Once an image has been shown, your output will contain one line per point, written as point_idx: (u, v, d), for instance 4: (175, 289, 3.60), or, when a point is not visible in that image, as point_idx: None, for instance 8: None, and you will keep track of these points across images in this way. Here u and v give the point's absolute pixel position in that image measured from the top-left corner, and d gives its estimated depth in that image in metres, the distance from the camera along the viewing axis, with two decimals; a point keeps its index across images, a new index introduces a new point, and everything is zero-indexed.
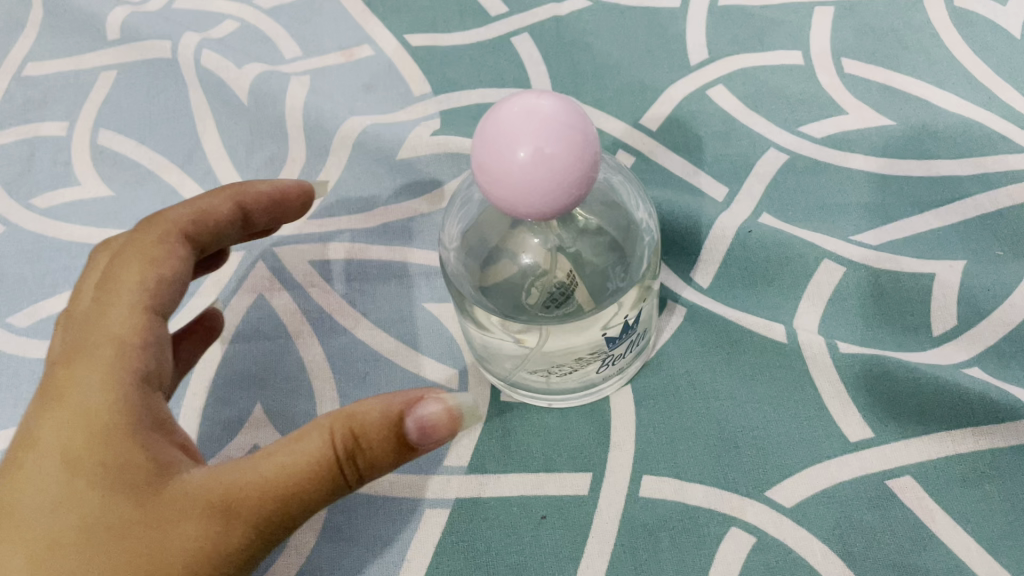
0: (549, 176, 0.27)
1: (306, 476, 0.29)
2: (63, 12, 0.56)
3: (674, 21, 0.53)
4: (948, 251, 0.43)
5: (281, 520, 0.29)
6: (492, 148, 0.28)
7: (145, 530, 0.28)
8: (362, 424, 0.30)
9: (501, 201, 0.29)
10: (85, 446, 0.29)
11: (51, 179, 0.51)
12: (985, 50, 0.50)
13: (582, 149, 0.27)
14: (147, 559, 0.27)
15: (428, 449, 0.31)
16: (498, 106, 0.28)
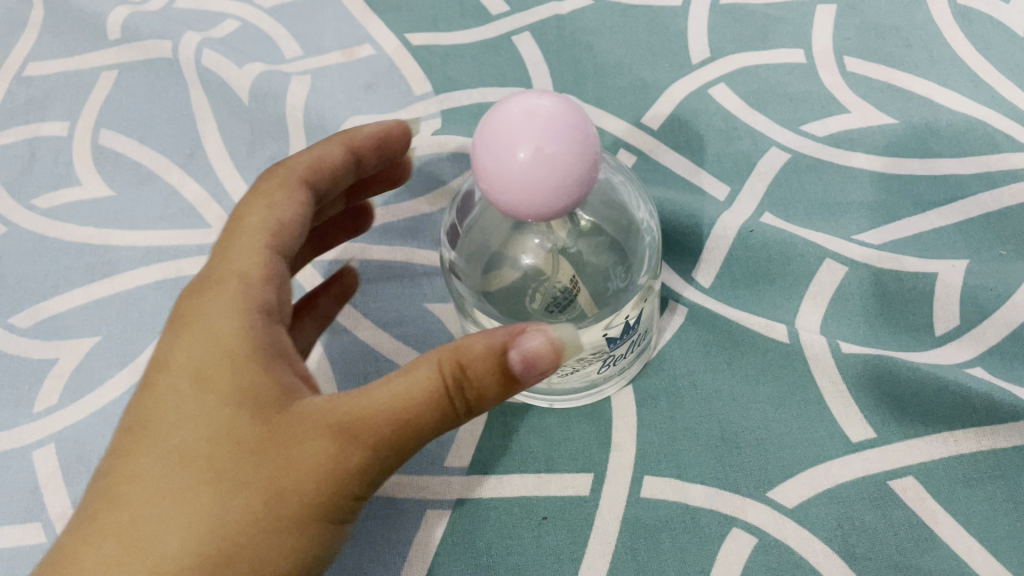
0: (549, 178, 0.27)
1: (416, 405, 0.28)
2: (63, 12, 0.56)
3: (676, 20, 0.52)
4: (951, 251, 0.43)
5: (402, 445, 0.28)
6: (492, 148, 0.28)
7: (271, 449, 0.28)
8: (467, 356, 0.28)
9: (500, 202, 0.28)
10: (215, 369, 0.30)
11: (52, 179, 0.51)
12: (989, 49, 0.49)
13: (583, 150, 0.27)
14: (278, 474, 0.28)
15: (533, 383, 0.29)
16: (498, 105, 0.28)
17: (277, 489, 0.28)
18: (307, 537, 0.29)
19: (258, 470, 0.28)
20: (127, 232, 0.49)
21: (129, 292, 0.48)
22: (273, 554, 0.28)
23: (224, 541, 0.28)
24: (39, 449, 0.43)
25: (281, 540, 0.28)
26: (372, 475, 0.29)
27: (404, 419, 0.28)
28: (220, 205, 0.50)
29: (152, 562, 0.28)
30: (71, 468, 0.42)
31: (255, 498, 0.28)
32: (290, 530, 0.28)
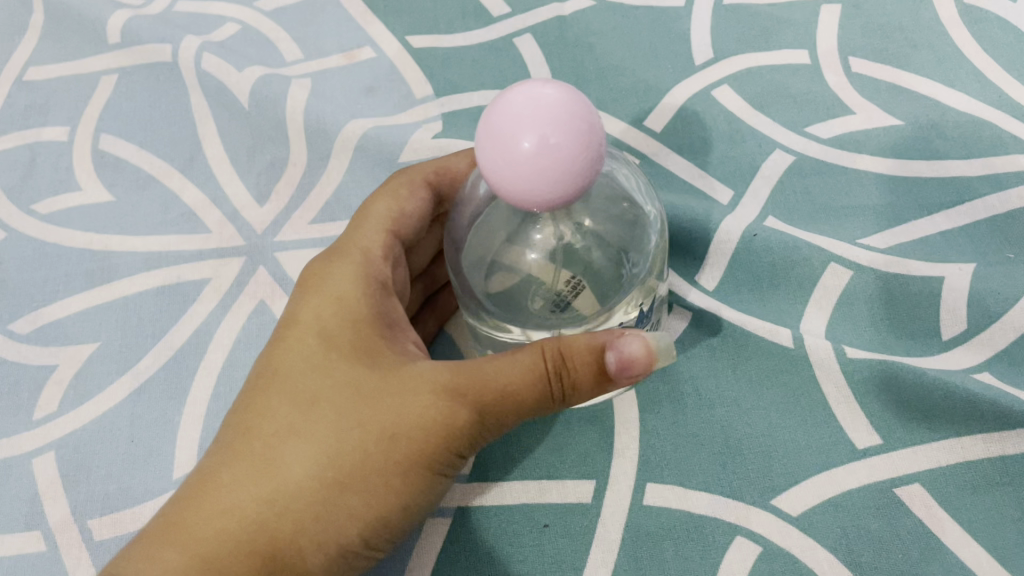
0: (553, 168, 0.27)
1: (519, 381, 0.31)
2: (65, 17, 0.56)
3: (679, 21, 0.52)
4: (957, 255, 0.42)
5: (502, 411, 0.32)
6: (497, 138, 0.27)
7: (385, 400, 0.32)
8: (571, 348, 0.31)
9: (508, 193, 0.28)
10: (340, 327, 0.34)
11: (52, 184, 0.51)
12: (996, 49, 0.49)
13: (587, 139, 0.27)
14: (388, 421, 0.32)
15: (625, 383, 0.31)
16: (503, 95, 0.28)
17: (387, 436, 0.32)
18: (411, 480, 0.33)
19: (371, 417, 0.32)
20: (127, 237, 0.49)
21: (129, 298, 0.47)
22: (378, 489, 0.32)
23: (338, 474, 0.32)
24: (39, 456, 0.43)
25: (389, 481, 0.32)
26: (473, 434, 0.33)
27: (510, 394, 0.32)
28: (220, 209, 0.50)
29: (277, 483, 0.32)
30: (69, 475, 0.42)
31: (366, 442, 0.32)
32: (396, 473, 0.32)
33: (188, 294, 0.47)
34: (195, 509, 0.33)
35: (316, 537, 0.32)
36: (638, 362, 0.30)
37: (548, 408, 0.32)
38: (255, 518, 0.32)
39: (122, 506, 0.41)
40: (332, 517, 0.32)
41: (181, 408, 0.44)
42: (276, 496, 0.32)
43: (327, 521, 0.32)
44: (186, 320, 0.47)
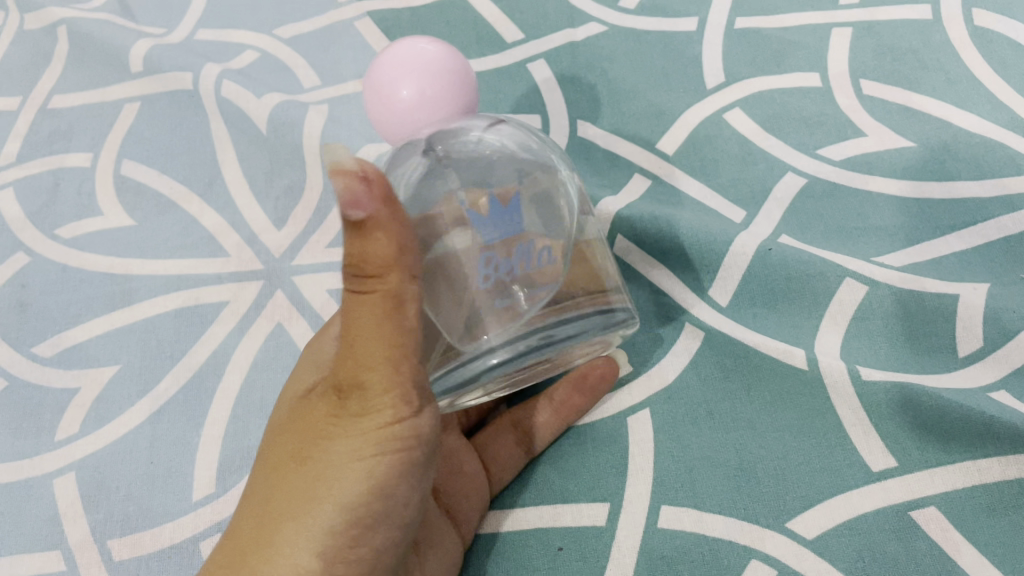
0: (430, 109, 0.38)
1: (348, 315, 0.32)
2: (89, 47, 0.57)
3: (691, 46, 0.52)
4: (971, 276, 0.43)
5: (357, 345, 0.32)
6: (381, 95, 0.38)
7: (298, 431, 0.34)
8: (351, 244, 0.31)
9: (395, 137, 0.39)
10: (278, 408, 0.39)
11: (75, 209, 0.52)
12: (1007, 70, 0.49)
13: (450, 91, 0.38)
14: (302, 446, 0.34)
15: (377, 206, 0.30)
16: (395, 56, 0.38)
17: (303, 456, 0.33)
18: (344, 482, 0.32)
19: (288, 457, 0.34)
20: (147, 261, 0.50)
21: (149, 321, 0.48)
22: (308, 501, 0.32)
23: (270, 510, 0.33)
24: (60, 477, 0.44)
25: (316, 493, 0.32)
26: (366, 394, 0.32)
27: (355, 332, 0.32)
28: (239, 232, 0.51)
29: (224, 546, 0.33)
30: (91, 496, 0.43)
31: (286, 472, 0.33)
32: (321, 483, 0.32)
33: (207, 317, 0.48)
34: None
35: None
36: (344, 195, 0.29)
37: (386, 305, 0.31)
38: None
39: (142, 526, 0.42)
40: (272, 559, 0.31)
41: (199, 429, 0.45)
42: (223, 558, 0.33)
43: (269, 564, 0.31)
44: (205, 341, 0.47)
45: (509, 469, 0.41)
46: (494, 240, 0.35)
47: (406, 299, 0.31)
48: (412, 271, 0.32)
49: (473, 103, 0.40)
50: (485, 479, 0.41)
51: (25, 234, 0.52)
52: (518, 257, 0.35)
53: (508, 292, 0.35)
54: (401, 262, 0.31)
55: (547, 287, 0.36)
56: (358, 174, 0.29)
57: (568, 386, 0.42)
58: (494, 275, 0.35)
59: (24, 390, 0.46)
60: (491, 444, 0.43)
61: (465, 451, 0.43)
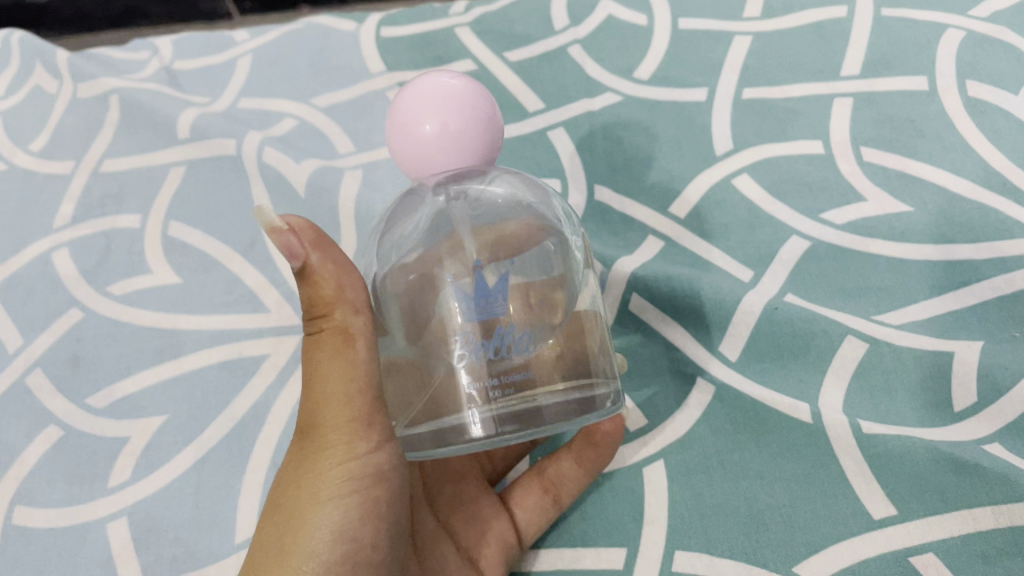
0: (453, 144, 0.36)
1: (304, 364, 0.34)
2: (137, 114, 0.62)
3: (701, 114, 0.56)
4: (966, 334, 0.45)
5: (312, 386, 0.33)
6: (403, 130, 0.36)
7: (270, 491, 0.35)
8: (305, 300, 0.34)
9: (417, 173, 0.37)
10: None
11: (127, 268, 0.56)
12: (999, 138, 0.52)
13: (477, 124, 0.36)
14: (276, 501, 0.34)
15: (315, 256, 0.34)
16: (420, 84, 0.37)
17: (275, 508, 0.34)
18: (314, 524, 0.33)
19: (264, 516, 0.34)
20: (193, 316, 0.53)
21: (195, 373, 0.51)
22: (281, 548, 0.32)
23: (251, 563, 0.33)
24: (113, 521, 0.47)
25: (290, 540, 0.32)
26: (323, 433, 0.33)
27: (313, 373, 0.33)
28: (278, 289, 0.54)
29: None
30: (142, 540, 0.46)
31: (264, 528, 0.34)
32: (291, 530, 0.33)
33: (250, 369, 0.51)
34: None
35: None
36: (282, 250, 0.34)
37: (334, 340, 0.33)
38: None
39: (189, 568, 0.45)
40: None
41: (242, 476, 0.48)
42: None
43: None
44: (247, 392, 0.51)
45: (534, 516, 0.44)
46: (471, 320, 0.36)
47: (355, 333, 0.33)
48: (360, 310, 0.34)
49: (501, 138, 0.38)
50: (511, 527, 0.44)
51: (80, 291, 0.55)
52: (494, 342, 0.35)
53: (486, 372, 0.35)
54: (346, 301, 0.34)
55: (519, 373, 0.35)
56: (289, 229, 0.34)
57: (582, 441, 0.44)
58: (469, 356, 0.36)
59: (79, 439, 0.50)
60: (515, 492, 0.45)
61: (489, 500, 0.45)
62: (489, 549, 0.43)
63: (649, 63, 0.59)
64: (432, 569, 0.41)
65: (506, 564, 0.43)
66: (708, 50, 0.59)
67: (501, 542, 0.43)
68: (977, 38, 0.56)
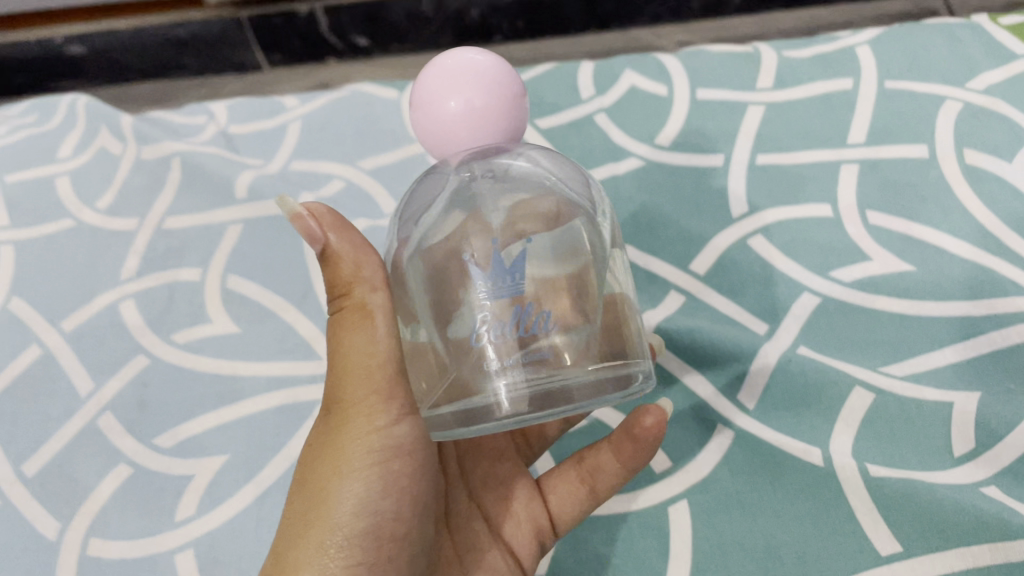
0: (478, 120, 0.36)
1: (329, 341, 0.38)
2: (198, 175, 0.67)
3: (719, 179, 0.61)
4: (965, 385, 0.49)
5: (337, 361, 0.37)
6: (427, 106, 0.37)
7: (300, 462, 0.39)
8: (328, 282, 0.38)
9: (440, 150, 0.38)
10: None
11: (189, 318, 0.61)
12: (995, 204, 0.56)
13: (503, 101, 0.37)
14: (305, 470, 0.38)
15: (334, 237, 0.37)
16: (446, 61, 0.37)
17: (306, 475, 0.37)
18: (342, 487, 0.36)
19: (295, 484, 0.38)
20: (252, 363, 0.58)
21: (254, 416, 0.56)
22: (313, 510, 0.36)
23: (286, 525, 0.37)
24: (179, 552, 0.52)
25: (320, 504, 0.36)
26: (350, 404, 0.37)
27: (338, 348, 0.37)
28: None
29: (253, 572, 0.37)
30: (209, 570, 0.51)
31: (296, 494, 0.37)
32: (321, 495, 0.36)
33: (304, 412, 0.56)
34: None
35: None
36: (303, 234, 0.37)
37: (356, 317, 0.37)
38: None
39: None
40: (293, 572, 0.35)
41: None
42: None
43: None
44: (301, 434, 0.55)
45: (567, 501, 0.47)
46: (493, 299, 0.35)
47: (374, 309, 0.37)
48: (378, 287, 0.37)
49: (525, 118, 0.38)
50: (544, 511, 0.47)
51: (145, 339, 0.60)
52: (514, 319, 0.35)
53: (516, 351, 0.35)
54: (365, 279, 0.37)
55: (544, 351, 0.35)
56: (310, 216, 0.37)
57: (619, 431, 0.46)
58: (485, 334, 0.35)
59: (147, 476, 0.54)
60: (552, 474, 0.48)
61: (524, 477, 0.48)
62: (518, 526, 0.46)
63: (670, 130, 0.64)
64: (463, 540, 0.45)
65: (538, 544, 0.47)
66: (724, 119, 0.64)
67: (531, 524, 0.47)
68: (974, 110, 0.61)
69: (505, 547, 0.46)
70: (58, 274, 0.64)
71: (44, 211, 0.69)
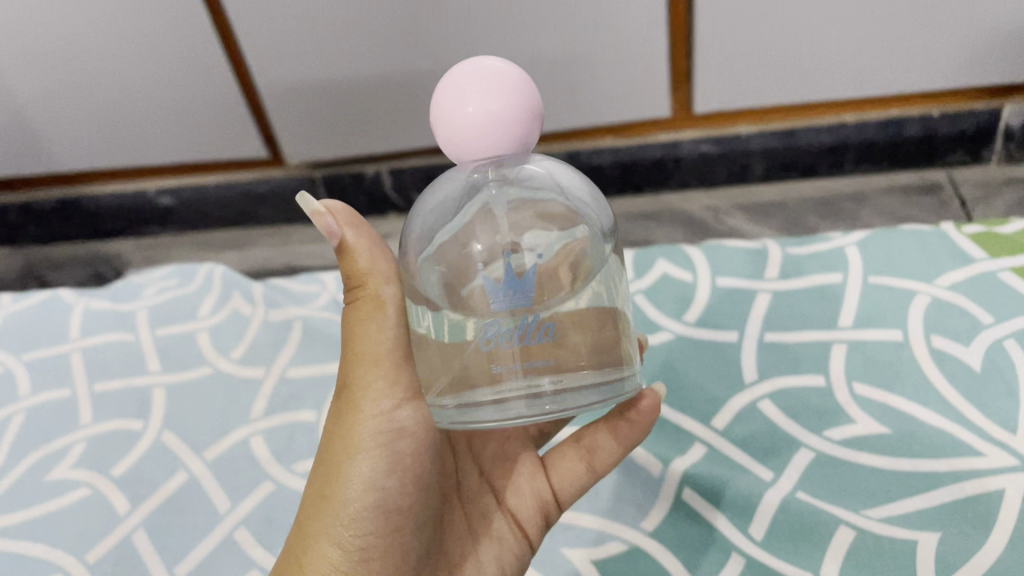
0: (492, 122, 0.45)
1: (348, 329, 0.50)
2: (317, 336, 0.86)
3: (734, 351, 0.76)
4: (929, 526, 0.62)
5: (355, 348, 0.50)
6: (450, 109, 0.46)
7: (330, 425, 0.52)
8: (348, 275, 0.50)
9: (454, 144, 0.47)
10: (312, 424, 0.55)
11: (306, 451, 0.76)
12: (956, 379, 0.71)
13: (514, 109, 0.46)
14: (334, 433, 0.51)
15: (351, 237, 0.49)
16: (470, 72, 0.46)
17: (335, 437, 0.51)
18: (360, 448, 0.50)
19: (326, 443, 0.51)
20: None
21: None
22: (341, 462, 0.50)
23: (323, 473, 0.50)
24: None
25: (346, 459, 0.50)
26: (363, 384, 0.49)
27: (356, 335, 0.49)
28: None
29: (302, 507, 0.51)
30: None
31: (328, 448, 0.51)
32: (346, 454, 0.50)
33: None
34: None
35: (321, 553, 0.49)
36: (321, 227, 0.48)
37: (369, 311, 0.49)
38: (299, 527, 0.50)
39: None
40: (329, 512, 0.49)
41: None
42: (301, 513, 0.51)
43: (322, 538, 0.49)
44: None
45: (567, 479, 0.59)
46: (501, 308, 0.47)
47: (383, 300, 0.49)
48: (388, 281, 0.50)
49: (535, 125, 0.47)
50: (547, 486, 0.59)
51: (272, 468, 0.75)
52: (520, 329, 0.46)
53: (515, 354, 0.46)
54: (378, 273, 0.49)
55: (545, 359, 0.46)
56: (328, 213, 0.49)
57: (617, 415, 0.59)
58: (496, 340, 0.46)
59: None
60: (554, 451, 0.60)
61: (530, 456, 0.61)
62: (523, 501, 0.59)
63: (694, 311, 0.81)
64: (474, 510, 0.58)
65: (541, 515, 0.59)
66: (738, 305, 0.80)
67: (535, 497, 0.59)
68: (939, 302, 0.76)
69: (512, 520, 0.58)
70: (200, 410, 0.81)
71: (188, 359, 0.85)
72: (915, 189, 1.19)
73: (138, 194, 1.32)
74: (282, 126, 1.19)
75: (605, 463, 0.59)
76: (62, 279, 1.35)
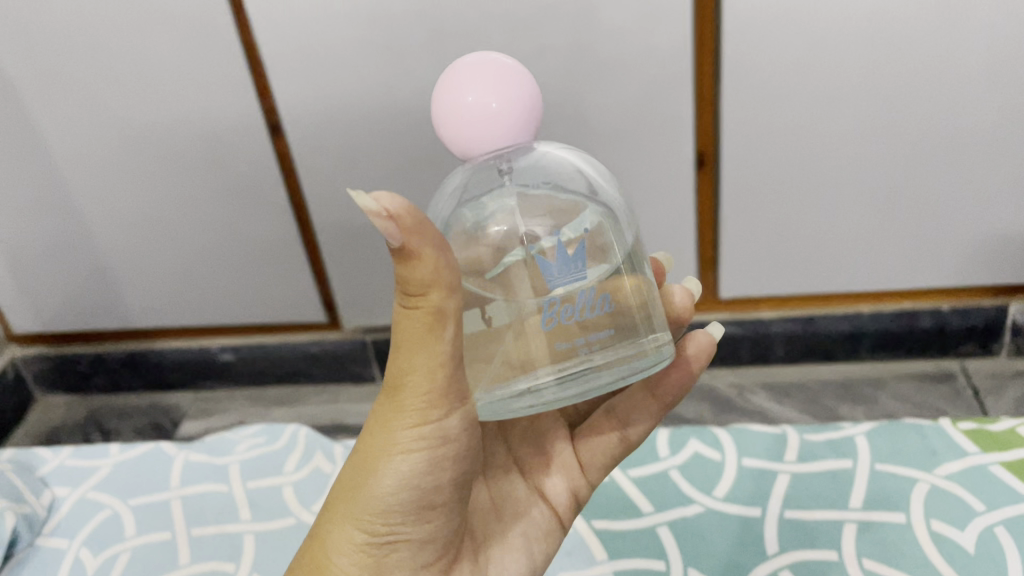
0: (487, 111, 0.57)
1: (403, 339, 0.55)
2: None
3: (758, 525, 0.87)
4: None
5: (408, 361, 0.55)
6: (454, 100, 0.58)
7: (379, 417, 0.59)
8: (408, 282, 0.52)
9: (453, 129, 0.58)
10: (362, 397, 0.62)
11: None
12: (953, 559, 0.81)
13: (506, 102, 0.58)
14: (380, 429, 0.59)
15: (416, 244, 0.50)
16: (469, 70, 0.58)
17: (382, 433, 0.59)
18: (401, 450, 0.59)
19: (373, 433, 0.60)
20: None
21: None
22: (384, 458, 0.59)
23: (365, 463, 0.60)
24: None
25: (387, 459, 0.59)
26: (413, 394, 0.56)
27: (410, 352, 0.55)
28: None
29: (346, 485, 0.61)
30: None
31: (373, 440, 0.60)
32: (388, 454, 0.59)
33: None
34: (305, 558, 0.62)
35: (351, 534, 0.60)
36: (384, 229, 0.49)
37: (426, 327, 0.53)
38: (340, 504, 0.61)
39: None
40: (366, 501, 0.60)
41: None
42: (346, 492, 0.61)
43: (353, 521, 0.60)
44: None
45: (596, 456, 0.77)
46: (556, 283, 0.57)
47: (441, 314, 0.53)
48: (448, 293, 0.53)
49: (524, 116, 0.59)
50: (578, 462, 0.77)
51: None
52: (581, 305, 0.57)
53: (571, 331, 0.57)
54: (441, 284, 0.52)
55: (600, 330, 0.58)
56: (389, 216, 0.49)
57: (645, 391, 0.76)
58: (557, 318, 0.57)
59: None
60: (585, 435, 0.77)
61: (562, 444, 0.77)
62: (554, 477, 0.76)
63: (723, 486, 0.92)
64: (508, 496, 0.74)
65: (572, 498, 0.76)
66: (762, 484, 0.92)
67: (567, 477, 0.76)
68: (938, 490, 0.87)
69: (542, 502, 0.75)
70: (281, 556, 0.91)
71: (274, 509, 0.97)
72: (931, 378, 1.32)
73: (201, 351, 1.47)
74: (349, 299, 1.35)
75: (635, 432, 0.76)
76: (119, 428, 1.49)
